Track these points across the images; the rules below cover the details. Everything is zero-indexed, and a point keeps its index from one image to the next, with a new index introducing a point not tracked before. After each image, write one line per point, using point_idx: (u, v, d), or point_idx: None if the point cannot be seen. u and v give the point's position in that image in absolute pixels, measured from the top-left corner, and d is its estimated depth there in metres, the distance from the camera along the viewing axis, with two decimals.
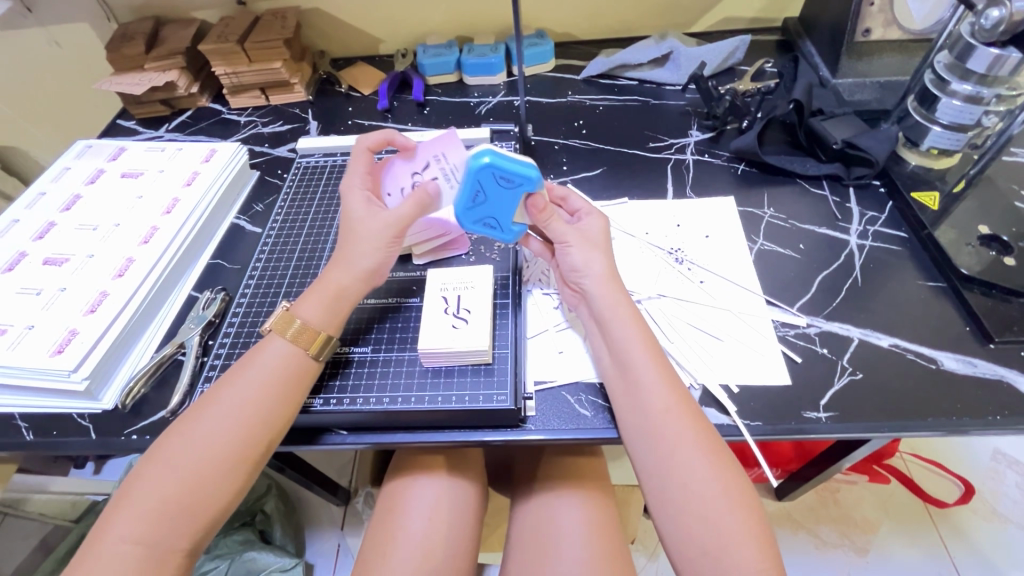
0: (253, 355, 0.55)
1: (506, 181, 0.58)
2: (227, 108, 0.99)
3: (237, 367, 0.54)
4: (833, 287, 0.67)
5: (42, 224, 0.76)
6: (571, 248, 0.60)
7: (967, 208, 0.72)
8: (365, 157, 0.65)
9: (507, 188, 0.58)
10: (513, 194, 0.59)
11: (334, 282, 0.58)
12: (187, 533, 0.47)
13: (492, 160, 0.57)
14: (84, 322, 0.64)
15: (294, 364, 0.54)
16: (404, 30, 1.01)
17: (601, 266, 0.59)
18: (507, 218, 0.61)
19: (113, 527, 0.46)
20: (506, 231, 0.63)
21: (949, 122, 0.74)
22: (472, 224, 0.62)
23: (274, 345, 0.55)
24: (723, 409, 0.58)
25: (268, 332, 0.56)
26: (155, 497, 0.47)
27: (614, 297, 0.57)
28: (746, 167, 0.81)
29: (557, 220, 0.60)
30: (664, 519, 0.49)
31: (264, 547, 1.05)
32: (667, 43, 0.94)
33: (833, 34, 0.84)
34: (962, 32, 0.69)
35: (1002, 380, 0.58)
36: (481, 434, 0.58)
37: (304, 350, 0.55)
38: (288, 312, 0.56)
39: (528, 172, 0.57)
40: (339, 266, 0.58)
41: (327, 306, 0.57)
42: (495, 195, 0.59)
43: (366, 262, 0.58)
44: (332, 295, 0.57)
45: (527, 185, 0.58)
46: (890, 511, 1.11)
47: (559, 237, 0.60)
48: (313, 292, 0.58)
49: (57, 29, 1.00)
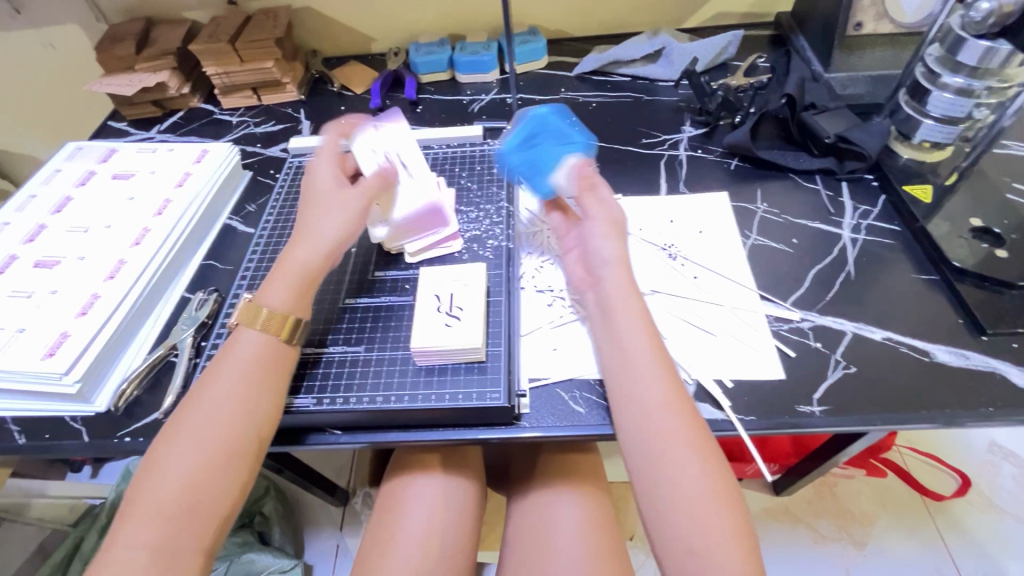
0: (227, 350, 0.54)
1: (562, 136, 0.67)
2: (219, 108, 0.99)
3: (214, 365, 0.53)
4: (826, 281, 0.67)
5: (33, 227, 0.75)
6: (595, 225, 0.61)
7: (960, 201, 0.72)
8: (332, 140, 0.68)
9: (561, 146, 0.67)
10: (562, 153, 0.66)
11: (299, 261, 0.58)
12: (197, 535, 0.47)
13: (555, 116, 0.69)
14: (76, 325, 0.63)
15: (269, 352, 0.54)
16: (396, 28, 1.01)
17: (619, 253, 0.59)
18: (545, 173, 0.66)
19: (121, 536, 0.46)
20: (540, 184, 0.66)
21: (940, 115, 0.74)
22: (511, 168, 0.68)
23: (245, 337, 0.55)
24: (717, 404, 0.58)
25: (237, 325, 0.56)
26: (156, 502, 0.47)
27: (618, 288, 0.57)
28: (739, 163, 0.81)
29: (600, 190, 0.64)
30: (655, 516, 0.49)
31: (263, 548, 1.05)
32: (660, 39, 0.94)
33: (824, 28, 0.84)
34: (951, 24, 0.69)
35: (995, 372, 0.58)
36: (475, 432, 0.58)
37: (275, 335, 0.55)
38: (254, 303, 0.56)
39: (584, 141, 0.68)
40: (301, 242, 0.59)
41: (294, 288, 0.57)
42: (546, 150, 0.66)
43: (330, 235, 0.59)
44: (298, 277, 0.57)
45: (579, 147, 0.67)
46: (887, 504, 1.11)
47: (591, 216, 0.62)
48: (279, 276, 0.57)
49: (46, 30, 0.99)
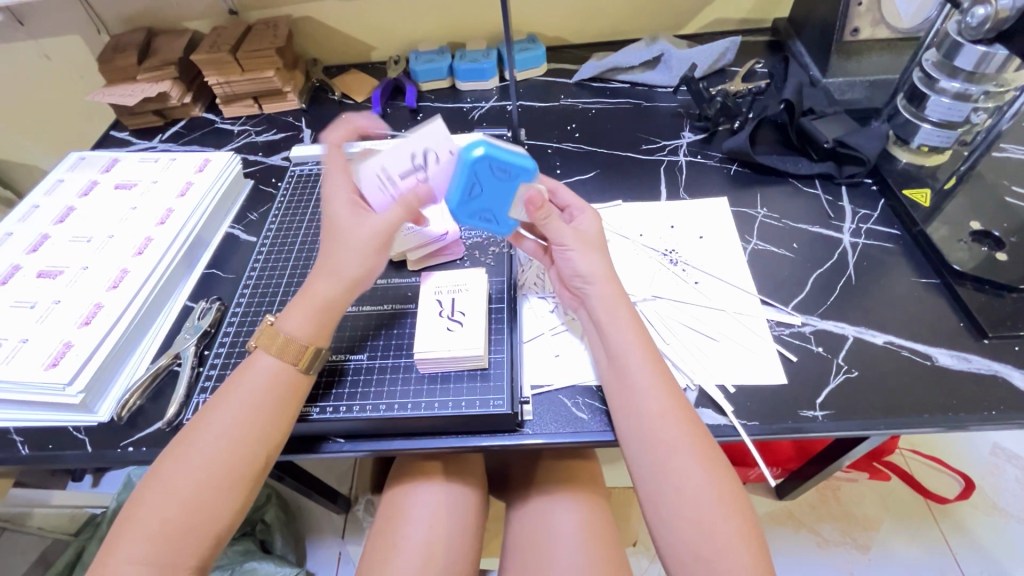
0: (241, 374, 0.54)
1: (502, 172, 0.55)
2: (221, 117, 0.99)
3: (224, 389, 0.53)
4: (827, 286, 0.67)
5: (35, 237, 0.76)
6: (570, 251, 0.59)
7: (959, 204, 0.72)
8: (338, 157, 0.62)
9: (503, 180, 0.56)
10: (508, 186, 0.56)
11: (322, 293, 0.57)
12: (196, 550, 0.47)
13: (486, 151, 0.54)
14: (79, 335, 0.64)
15: (283, 381, 0.54)
16: (396, 37, 1.02)
17: (600, 268, 0.58)
18: (503, 210, 0.59)
19: (118, 550, 0.46)
20: (502, 224, 0.61)
21: (938, 119, 0.75)
22: (466, 218, 0.60)
23: (261, 362, 0.54)
24: (719, 409, 0.58)
25: (255, 349, 0.56)
26: (156, 520, 0.47)
27: (608, 300, 0.57)
28: (738, 168, 0.81)
29: (555, 222, 0.59)
30: (659, 524, 0.49)
31: (265, 556, 1.04)
32: (658, 45, 0.95)
33: (822, 34, 0.84)
34: (949, 30, 0.69)
35: (997, 375, 0.58)
36: (479, 439, 0.58)
37: (292, 365, 0.55)
38: (273, 328, 0.56)
39: (525, 162, 0.55)
40: (324, 276, 0.57)
41: (315, 319, 0.56)
42: (491, 188, 0.56)
43: (352, 270, 0.57)
44: (320, 307, 0.56)
45: (524, 176, 0.56)
46: (890, 508, 1.11)
47: (558, 239, 0.59)
48: (299, 306, 0.57)
49: (48, 42, 1.00)
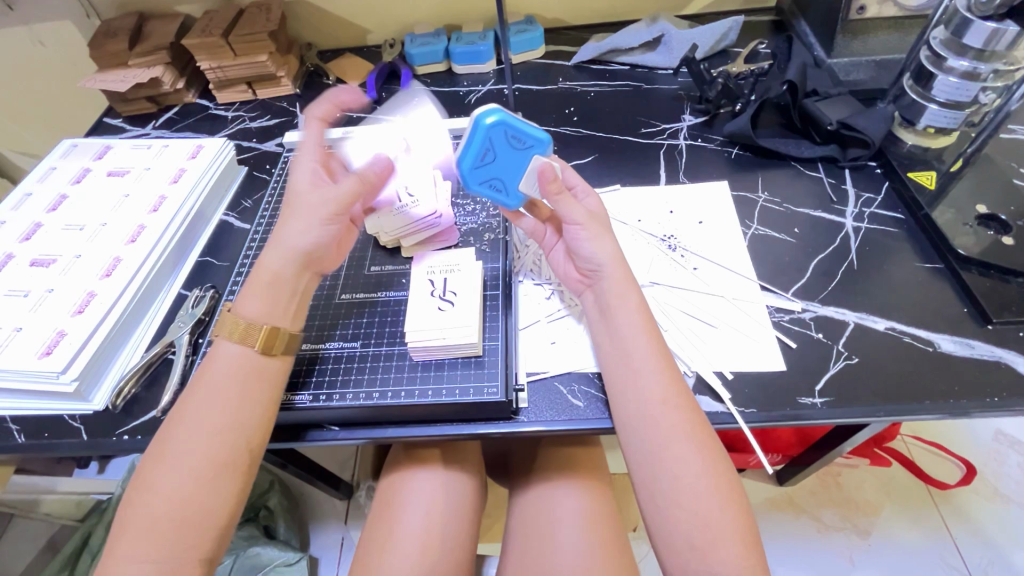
0: (209, 364, 0.53)
1: (517, 140, 0.57)
2: (214, 103, 0.98)
3: (198, 377, 0.53)
4: (828, 271, 0.66)
5: (29, 226, 0.75)
6: (581, 229, 0.57)
7: (965, 187, 0.71)
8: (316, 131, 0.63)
9: (518, 147, 0.58)
10: (522, 156, 0.58)
11: (269, 266, 0.56)
12: (199, 544, 0.47)
13: (500, 118, 0.55)
14: (72, 324, 0.63)
15: (247, 363, 0.53)
16: (391, 19, 1.00)
17: (612, 251, 0.57)
18: (514, 181, 0.60)
19: (119, 547, 0.47)
20: (511, 196, 0.61)
21: (946, 100, 0.73)
22: (476, 186, 0.60)
23: (223, 349, 0.54)
24: (717, 396, 0.57)
25: (216, 338, 0.55)
26: (152, 517, 0.47)
27: (619, 282, 0.56)
28: (739, 151, 0.80)
29: (568, 199, 0.58)
30: (655, 513, 0.49)
31: (268, 542, 1.05)
32: (658, 26, 0.93)
33: (827, 12, 0.82)
34: (957, 6, 0.68)
35: (1001, 362, 0.57)
36: (474, 426, 0.57)
37: (253, 348, 0.53)
38: (231, 313, 0.54)
39: (541, 135, 0.57)
40: (274, 249, 0.56)
41: (266, 296, 0.55)
42: (504, 156, 0.58)
43: (301, 243, 0.56)
44: (270, 284, 0.55)
45: (538, 147, 0.58)
46: (891, 494, 1.10)
47: (570, 216, 0.58)
48: (252, 283, 0.56)
49: (39, 27, 0.98)
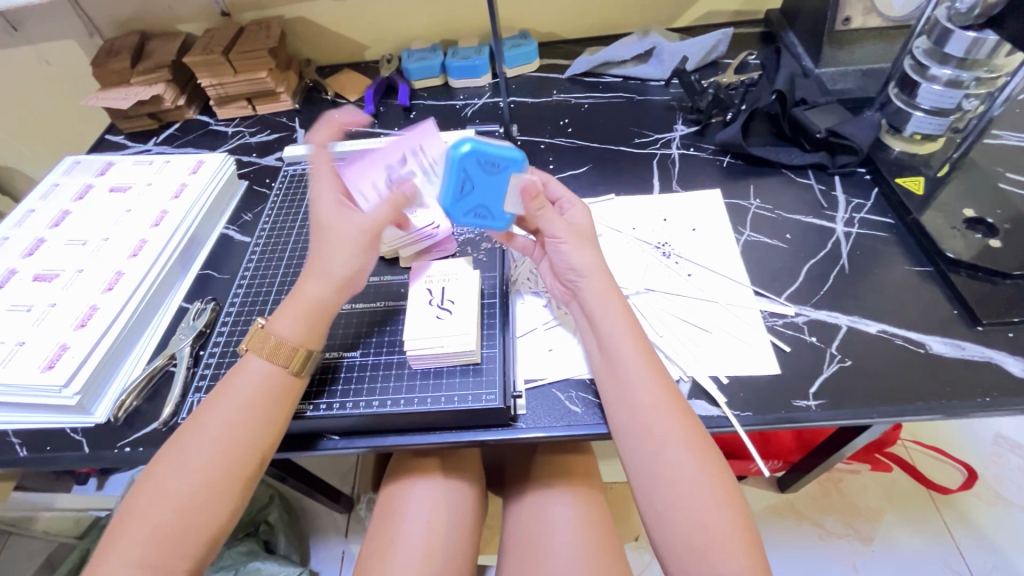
0: (231, 377, 0.55)
1: (491, 165, 0.58)
2: (215, 119, 1.00)
3: (218, 390, 0.54)
4: (820, 276, 0.67)
5: (32, 241, 0.76)
6: (563, 243, 0.59)
7: (953, 192, 0.72)
8: (327, 159, 0.64)
9: (493, 173, 0.59)
10: (500, 178, 0.59)
11: (311, 295, 0.57)
12: (189, 554, 0.48)
13: (473, 146, 0.57)
14: (75, 337, 0.64)
15: (273, 382, 0.54)
16: (388, 36, 1.02)
17: (597, 263, 0.58)
18: (498, 205, 0.60)
19: (112, 553, 0.47)
20: (498, 220, 0.62)
21: (930, 107, 0.74)
22: (461, 218, 0.62)
23: (251, 365, 0.55)
24: (712, 400, 0.58)
25: (245, 353, 0.56)
26: (150, 525, 0.47)
27: (604, 293, 0.57)
28: (731, 160, 0.81)
29: (549, 213, 0.59)
30: (653, 516, 0.50)
31: (268, 557, 1.04)
32: (650, 39, 0.95)
33: (814, 23, 0.84)
34: (939, 17, 0.70)
35: (991, 362, 0.58)
36: (473, 434, 0.58)
37: (282, 367, 0.55)
38: (263, 331, 0.56)
39: (513, 154, 0.58)
40: (313, 277, 0.57)
41: (305, 321, 0.56)
42: (482, 182, 0.59)
43: (341, 270, 0.57)
44: (308, 309, 0.56)
45: (514, 167, 0.58)
46: (893, 499, 1.11)
47: (551, 230, 0.59)
48: (287, 306, 0.57)
49: (43, 47, 1.00)
